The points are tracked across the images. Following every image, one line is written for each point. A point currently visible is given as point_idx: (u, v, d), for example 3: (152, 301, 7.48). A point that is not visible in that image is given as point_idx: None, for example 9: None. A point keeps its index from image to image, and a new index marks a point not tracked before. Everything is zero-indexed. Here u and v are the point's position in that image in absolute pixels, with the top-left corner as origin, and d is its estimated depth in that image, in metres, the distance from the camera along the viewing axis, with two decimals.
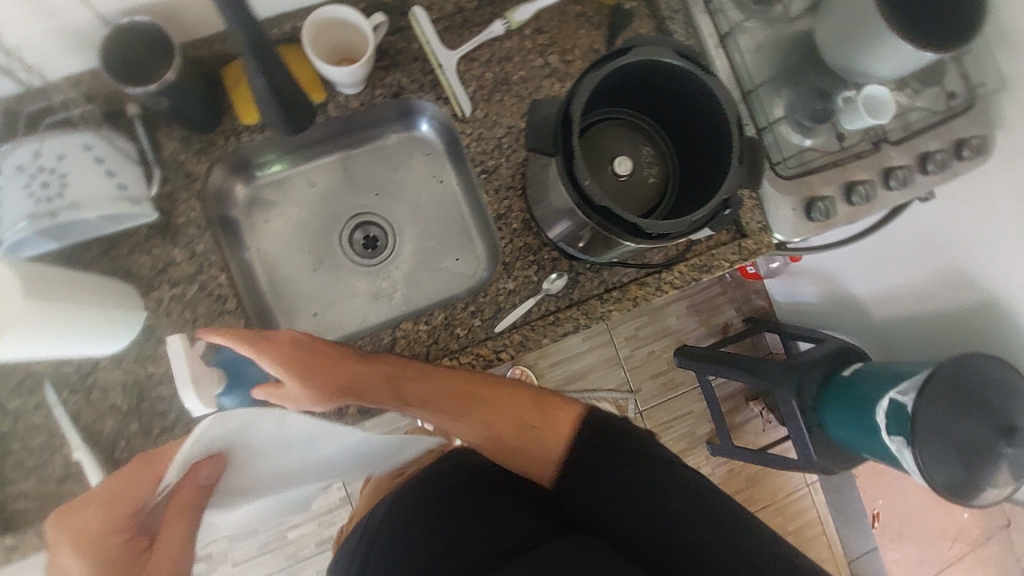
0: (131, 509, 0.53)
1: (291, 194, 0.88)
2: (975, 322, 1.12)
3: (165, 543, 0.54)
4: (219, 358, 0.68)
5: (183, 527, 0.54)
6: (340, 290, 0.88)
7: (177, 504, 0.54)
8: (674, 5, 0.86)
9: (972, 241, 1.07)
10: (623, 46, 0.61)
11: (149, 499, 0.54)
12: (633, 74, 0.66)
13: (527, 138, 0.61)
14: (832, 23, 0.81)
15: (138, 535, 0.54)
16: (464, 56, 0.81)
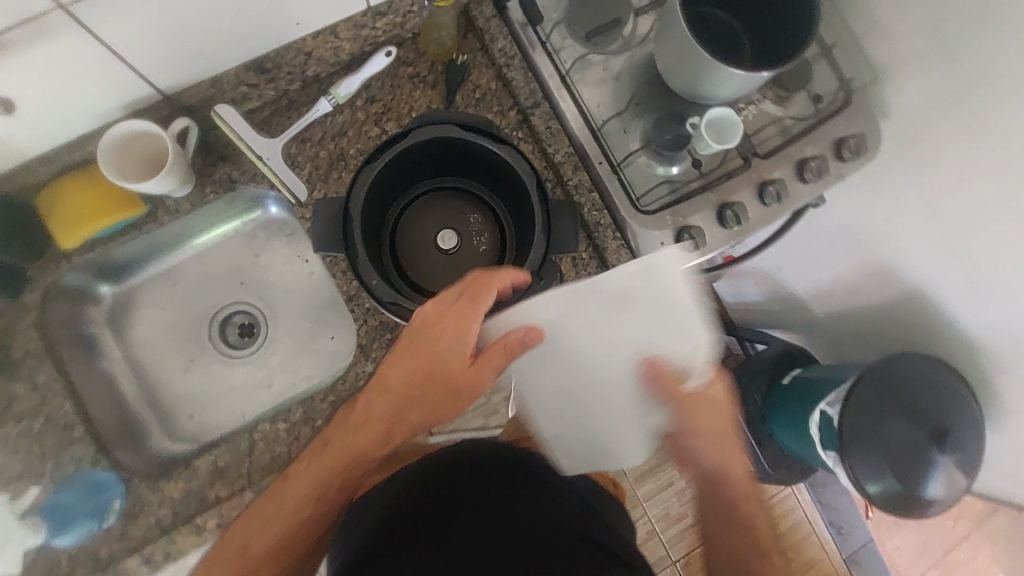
0: (411, 369, 0.60)
1: (156, 297, 0.87)
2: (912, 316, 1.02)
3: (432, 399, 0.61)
4: (41, 506, 0.71)
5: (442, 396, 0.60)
6: (216, 386, 0.87)
7: (436, 375, 0.60)
8: (509, 51, 0.82)
9: (888, 232, 0.98)
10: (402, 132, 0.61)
11: (414, 374, 0.61)
12: (430, 149, 0.65)
13: (317, 239, 0.61)
14: (666, 48, 0.76)
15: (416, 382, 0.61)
16: (295, 138, 0.78)
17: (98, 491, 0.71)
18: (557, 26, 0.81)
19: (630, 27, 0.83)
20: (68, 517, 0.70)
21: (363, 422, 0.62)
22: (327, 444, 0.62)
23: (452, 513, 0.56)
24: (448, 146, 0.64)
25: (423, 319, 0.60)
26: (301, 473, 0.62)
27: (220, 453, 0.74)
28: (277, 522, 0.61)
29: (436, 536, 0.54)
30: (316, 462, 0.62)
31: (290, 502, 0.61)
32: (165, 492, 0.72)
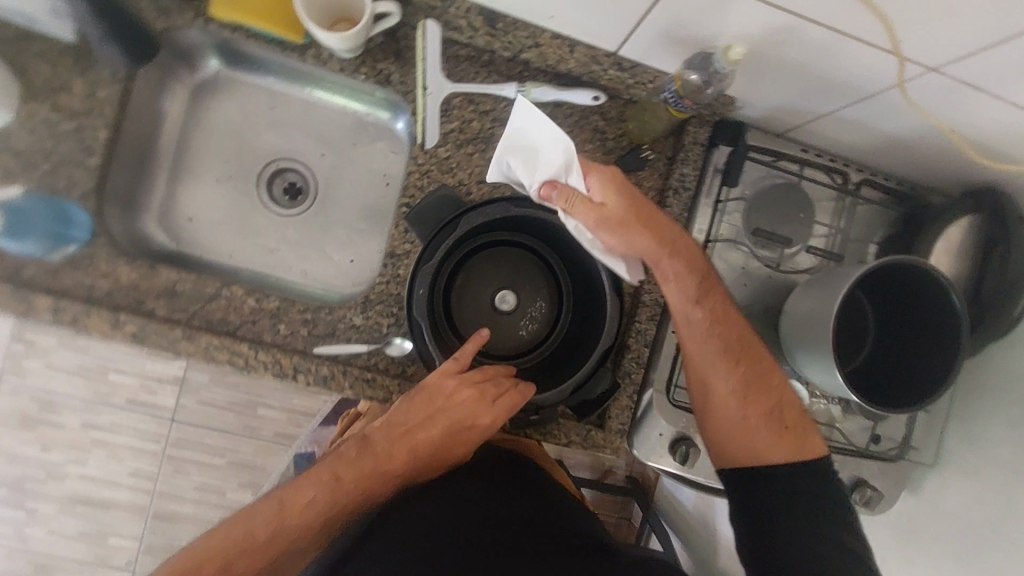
0: (394, 439, 0.62)
1: (249, 106, 0.85)
2: None
3: (406, 458, 0.63)
4: (9, 204, 0.69)
5: (419, 454, 0.63)
6: (229, 212, 0.85)
7: (418, 437, 0.62)
8: (686, 182, 0.79)
9: None
10: (554, 206, 0.61)
11: (401, 443, 0.62)
12: (562, 233, 0.64)
13: (410, 217, 0.62)
14: (803, 302, 0.74)
15: (398, 447, 0.63)
16: (465, 93, 0.76)
17: (64, 223, 0.70)
18: (738, 200, 0.80)
19: (794, 252, 0.81)
20: (26, 229, 0.68)
21: (377, 468, 0.62)
22: (337, 480, 0.61)
23: (461, 501, 0.61)
24: (575, 244, 0.64)
25: (438, 389, 0.61)
26: (299, 505, 0.60)
27: (183, 277, 0.72)
28: (263, 548, 0.58)
29: (434, 526, 0.58)
30: (322, 494, 0.60)
31: (281, 527, 0.59)
32: (116, 270, 0.71)
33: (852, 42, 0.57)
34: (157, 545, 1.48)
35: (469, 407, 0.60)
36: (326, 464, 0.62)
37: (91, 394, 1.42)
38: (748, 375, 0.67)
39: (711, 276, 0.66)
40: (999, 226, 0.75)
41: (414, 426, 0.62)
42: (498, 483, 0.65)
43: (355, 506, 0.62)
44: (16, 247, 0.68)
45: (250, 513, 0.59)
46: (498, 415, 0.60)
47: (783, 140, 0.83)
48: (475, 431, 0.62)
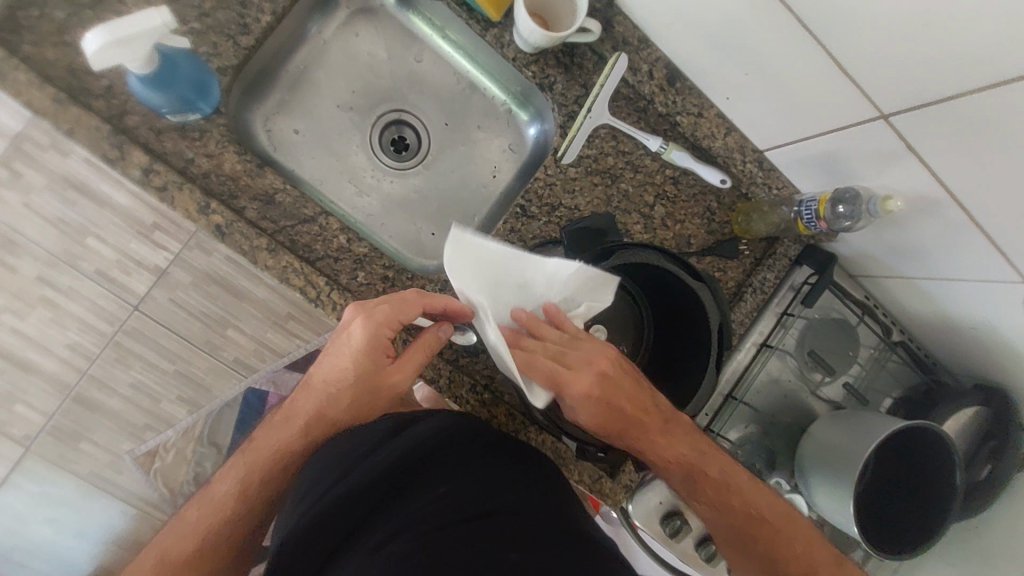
0: (311, 387, 0.72)
1: (397, 49, 0.83)
2: None
3: (325, 396, 0.70)
4: (171, 52, 0.61)
5: (335, 393, 0.70)
6: (336, 141, 0.82)
7: (329, 381, 0.70)
8: (764, 288, 0.85)
9: None
10: (699, 274, 0.62)
11: (318, 383, 0.70)
12: (680, 298, 0.65)
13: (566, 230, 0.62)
14: (832, 430, 0.80)
15: (316, 392, 0.71)
16: (613, 129, 0.78)
17: (198, 93, 0.64)
18: (802, 319, 0.86)
19: (829, 382, 0.87)
20: (178, 80, 0.61)
21: (287, 416, 0.72)
22: (255, 446, 0.72)
23: (428, 500, 0.63)
24: (693, 314, 0.64)
25: (332, 340, 0.69)
26: (227, 484, 0.71)
27: (287, 189, 0.69)
28: (212, 523, 0.69)
29: (380, 520, 0.62)
30: (256, 454, 0.71)
31: (222, 501, 0.70)
32: (223, 155, 0.67)
33: (977, 235, 0.64)
34: (64, 429, 1.35)
35: (353, 347, 0.66)
36: (241, 453, 0.73)
37: (60, 250, 1.30)
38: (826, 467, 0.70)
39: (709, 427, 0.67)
40: (1001, 426, 0.82)
41: (320, 372, 0.70)
42: (454, 503, 0.63)
43: (278, 446, 0.71)
44: (156, 96, 0.61)
45: (179, 522, 0.71)
46: (369, 318, 0.65)
47: (853, 281, 0.89)
48: (352, 349, 0.67)
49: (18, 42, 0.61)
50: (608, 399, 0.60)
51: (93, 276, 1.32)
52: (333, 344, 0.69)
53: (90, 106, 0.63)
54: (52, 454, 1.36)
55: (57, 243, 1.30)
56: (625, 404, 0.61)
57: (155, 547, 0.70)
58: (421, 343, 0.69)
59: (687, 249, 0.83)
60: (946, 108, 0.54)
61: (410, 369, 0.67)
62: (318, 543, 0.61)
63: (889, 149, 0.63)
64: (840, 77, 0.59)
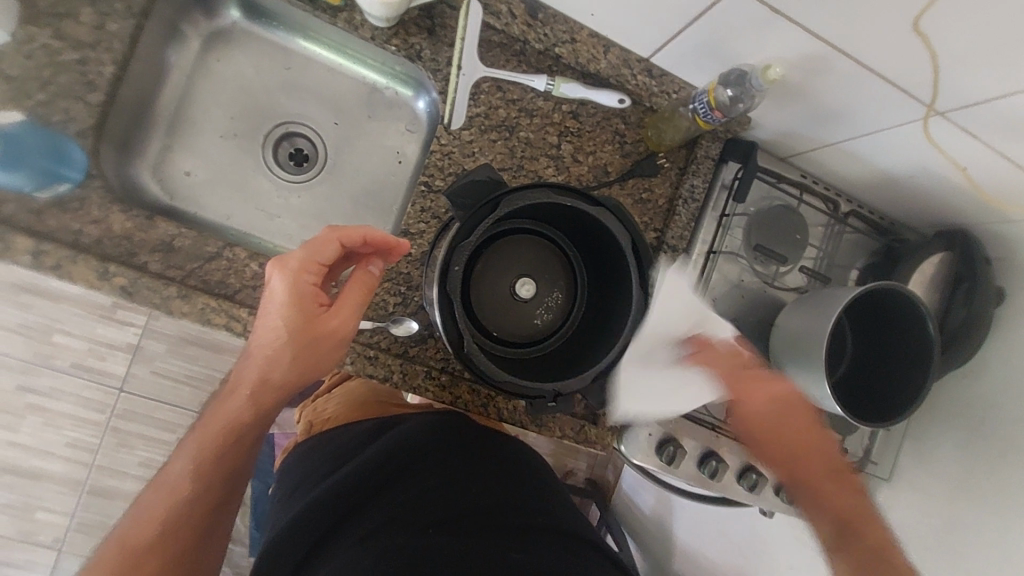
0: (250, 352, 0.64)
1: (264, 63, 0.81)
2: None
3: (268, 357, 0.63)
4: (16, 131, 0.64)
5: (276, 353, 0.63)
6: (231, 172, 0.81)
7: (268, 341, 0.63)
8: (695, 195, 0.83)
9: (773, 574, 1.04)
10: (597, 198, 0.60)
11: (258, 347, 0.63)
12: (592, 225, 0.64)
13: (455, 190, 0.60)
14: (798, 319, 0.78)
15: (255, 355, 0.64)
16: (495, 79, 0.76)
17: (57, 160, 0.64)
18: (741, 216, 0.84)
19: (786, 270, 0.85)
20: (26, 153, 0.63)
21: (235, 390, 0.65)
22: (207, 428, 0.65)
23: (410, 494, 0.69)
24: (606, 241, 0.64)
25: (264, 295, 0.63)
26: (183, 468, 0.63)
27: (183, 233, 0.68)
28: (174, 500, 0.62)
29: (368, 512, 0.68)
30: (213, 440, 0.64)
31: (180, 495, 0.62)
32: (109, 216, 0.66)
33: (872, 78, 0.61)
34: (89, 522, 1.38)
35: (285, 291, 0.62)
36: (197, 429, 0.66)
37: (31, 355, 1.31)
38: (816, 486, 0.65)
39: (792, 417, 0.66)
40: (966, 265, 0.80)
41: (258, 335, 0.63)
42: (441, 495, 0.69)
43: (234, 418, 0.64)
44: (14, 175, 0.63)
45: (130, 518, 0.62)
46: (287, 263, 0.62)
47: (785, 164, 0.87)
48: (286, 298, 0.62)
49: None
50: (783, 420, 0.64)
51: (71, 370, 1.33)
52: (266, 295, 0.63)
53: None
54: (86, 549, 1.38)
55: (26, 349, 1.31)
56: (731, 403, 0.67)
57: (116, 530, 0.61)
58: (353, 278, 0.65)
59: (608, 179, 0.81)
60: None
61: (349, 305, 0.64)
62: (296, 543, 0.67)
63: (757, 17, 0.60)
64: None
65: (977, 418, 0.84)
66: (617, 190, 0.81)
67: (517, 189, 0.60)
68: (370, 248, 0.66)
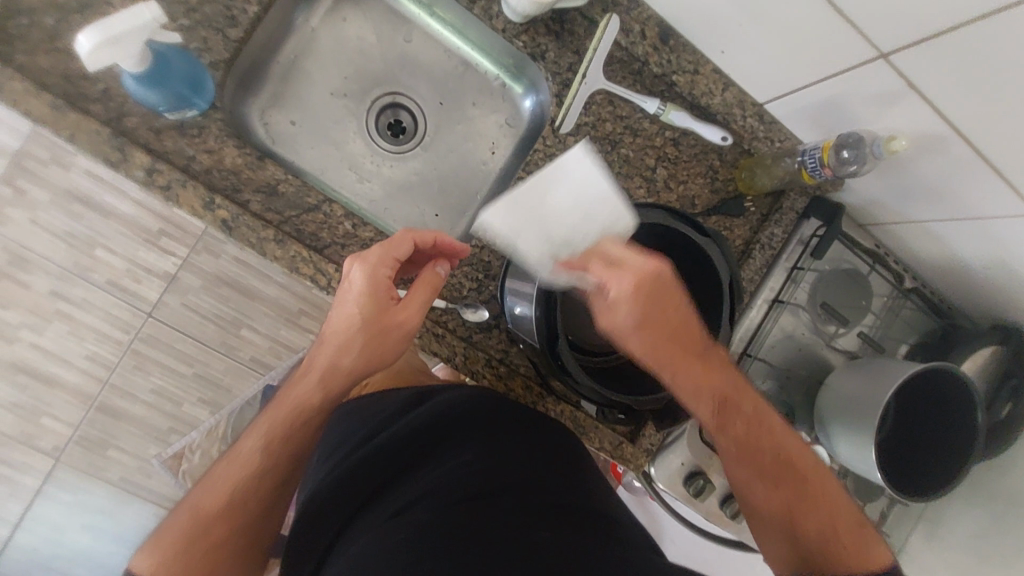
0: (325, 337, 0.65)
1: (386, 32, 0.83)
2: None
3: (342, 346, 0.64)
4: (164, 49, 0.61)
5: (351, 343, 0.63)
6: (333, 129, 0.82)
7: (343, 332, 0.63)
8: (773, 243, 0.84)
9: None
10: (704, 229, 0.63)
11: (330, 335, 0.64)
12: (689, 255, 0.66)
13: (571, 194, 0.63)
14: (850, 382, 0.80)
15: (328, 341, 0.64)
16: (609, 93, 0.77)
17: (193, 88, 0.64)
18: (813, 272, 0.85)
19: (843, 332, 0.87)
20: (169, 77, 0.61)
21: (303, 370, 0.67)
22: (277, 404, 0.67)
23: (456, 470, 0.64)
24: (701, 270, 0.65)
25: (343, 287, 0.64)
26: (251, 444, 0.66)
27: (289, 179, 0.69)
28: (243, 479, 0.64)
29: (406, 484, 0.65)
30: (279, 415, 0.66)
31: (248, 469, 0.64)
32: (223, 149, 0.67)
33: (986, 170, 0.63)
34: (91, 438, 1.38)
35: (360, 286, 0.62)
36: (266, 410, 0.68)
37: (70, 263, 1.32)
38: (782, 487, 0.64)
39: (720, 372, 0.62)
40: (1019, 364, 0.82)
41: (330, 325, 0.64)
42: (484, 474, 0.64)
43: (303, 399, 0.66)
44: (147, 94, 0.61)
45: (204, 488, 0.65)
46: (367, 258, 0.62)
47: (862, 231, 0.89)
48: (363, 295, 0.62)
49: (12, 52, 0.61)
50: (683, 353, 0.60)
51: (104, 286, 1.33)
52: (343, 287, 0.64)
53: (88, 110, 0.63)
54: (82, 463, 1.39)
55: (66, 256, 1.31)
56: (677, 382, 0.62)
57: (188, 502, 0.64)
58: (425, 278, 0.65)
59: (693, 209, 0.83)
60: (951, 39, 0.53)
61: (421, 304, 0.64)
62: (335, 511, 0.65)
63: (891, 89, 0.62)
64: (836, 19, 0.58)
65: (996, 514, 0.86)
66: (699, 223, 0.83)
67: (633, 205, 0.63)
68: (438, 251, 0.68)
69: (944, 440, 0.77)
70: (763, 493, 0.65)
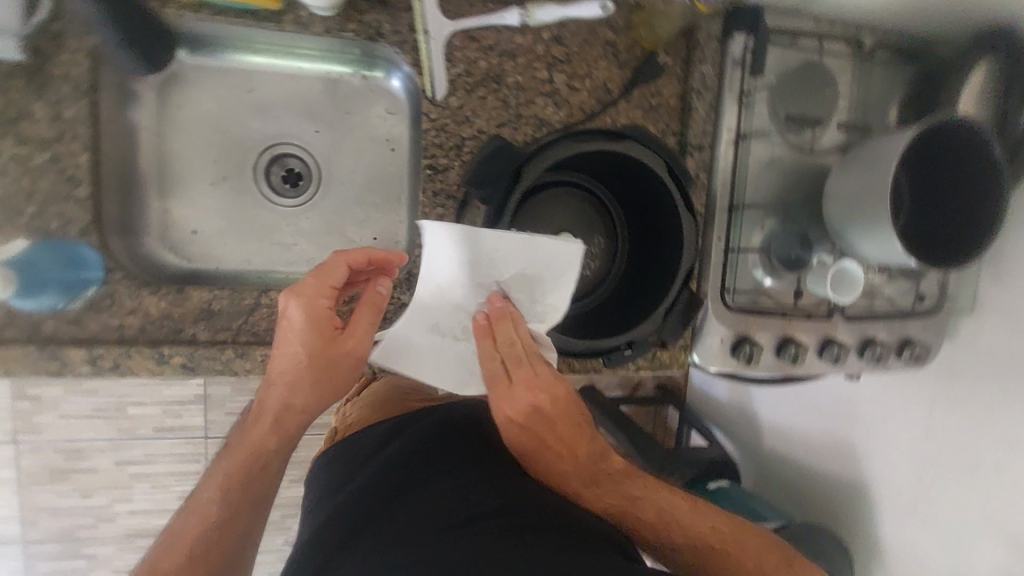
0: (273, 377, 0.63)
1: (224, 92, 0.75)
2: (852, 500, 1.10)
3: (291, 384, 0.62)
4: (22, 254, 0.61)
5: (298, 380, 0.62)
6: (236, 216, 0.78)
7: (290, 371, 0.61)
8: (707, 82, 0.77)
9: (861, 425, 1.07)
10: (621, 135, 0.61)
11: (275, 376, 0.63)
12: (620, 158, 0.65)
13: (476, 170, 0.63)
14: (851, 179, 0.73)
15: (275, 383, 0.63)
16: (464, 30, 0.69)
17: (75, 268, 0.63)
18: (763, 89, 0.77)
19: (821, 132, 0.80)
20: (43, 278, 0.61)
21: (264, 415, 0.65)
22: (240, 446, 0.66)
23: (432, 494, 0.65)
24: (640, 172, 0.65)
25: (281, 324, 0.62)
26: (208, 492, 0.65)
27: (218, 295, 0.67)
28: (201, 527, 0.63)
29: (370, 525, 0.62)
30: (242, 459, 0.65)
31: (207, 519, 0.63)
32: (143, 303, 0.65)
33: None
34: None
35: (300, 319, 0.60)
36: (226, 454, 0.67)
37: (115, 433, 1.35)
38: (704, 551, 0.68)
39: (620, 474, 0.70)
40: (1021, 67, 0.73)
41: (275, 366, 0.63)
42: (458, 497, 0.64)
43: (262, 443, 0.65)
44: (38, 301, 0.61)
45: (167, 534, 0.64)
46: (299, 290, 0.60)
47: (798, 16, 0.78)
48: (302, 332, 0.60)
49: None
50: (591, 473, 0.68)
51: (152, 438, 1.36)
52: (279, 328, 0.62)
53: (4, 341, 0.61)
54: None
55: (106, 429, 1.35)
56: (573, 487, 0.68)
57: (153, 549, 0.64)
58: (367, 299, 0.63)
59: (610, 96, 0.75)
60: None
61: (367, 329, 0.63)
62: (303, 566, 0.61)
63: None
64: None
65: None
66: (624, 107, 0.76)
67: (541, 146, 0.60)
68: (375, 267, 0.65)
69: (967, 190, 0.70)
70: (675, 553, 0.69)
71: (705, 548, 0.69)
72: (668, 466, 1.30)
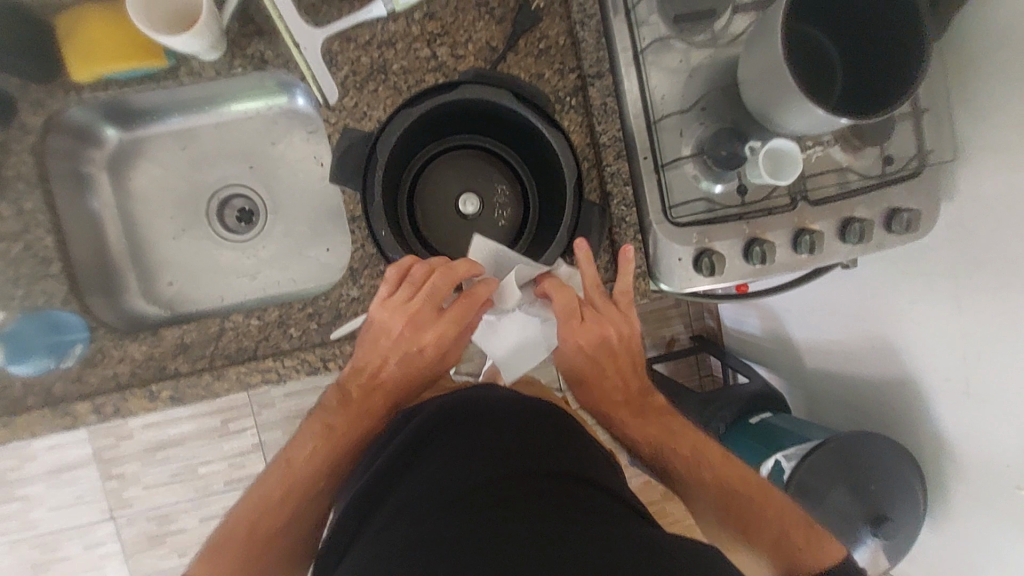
0: (380, 380, 0.70)
1: (166, 157, 0.85)
2: (909, 402, 0.99)
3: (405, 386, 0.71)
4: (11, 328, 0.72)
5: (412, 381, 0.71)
6: (203, 261, 0.86)
7: (410, 376, 0.71)
8: (588, 10, 0.77)
9: (886, 313, 0.98)
10: (452, 82, 0.70)
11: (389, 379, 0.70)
12: (467, 104, 0.74)
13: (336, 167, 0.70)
14: (754, 57, 0.68)
15: (380, 388, 0.70)
16: (340, 35, 0.74)
17: (56, 331, 0.72)
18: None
19: (724, 21, 0.76)
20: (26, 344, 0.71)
21: (357, 405, 0.71)
22: (329, 427, 0.71)
23: (443, 458, 0.59)
24: (500, 111, 0.74)
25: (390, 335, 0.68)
26: (303, 452, 0.70)
27: (188, 330, 0.73)
28: (290, 492, 0.68)
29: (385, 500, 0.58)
30: (325, 442, 0.70)
31: (294, 484, 0.69)
32: (127, 351, 0.72)
33: None
34: None
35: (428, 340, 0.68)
36: (308, 426, 0.72)
37: (192, 492, 1.43)
38: (753, 520, 0.68)
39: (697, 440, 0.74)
40: None
41: (375, 370, 0.69)
42: (468, 457, 0.58)
43: (360, 426, 0.71)
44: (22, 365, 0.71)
45: (257, 492, 0.69)
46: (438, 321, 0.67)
47: None
48: (426, 349, 0.68)
49: None
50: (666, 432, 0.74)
51: (224, 493, 1.43)
52: (386, 342, 0.68)
53: (23, 409, 0.71)
54: None
55: (184, 491, 1.44)
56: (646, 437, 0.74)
57: (240, 505, 0.69)
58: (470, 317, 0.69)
59: (496, 53, 0.77)
60: None
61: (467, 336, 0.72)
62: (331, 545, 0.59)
63: None
64: None
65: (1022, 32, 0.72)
66: (512, 60, 0.78)
67: (383, 123, 0.69)
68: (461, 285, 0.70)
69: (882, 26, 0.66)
70: (736, 523, 0.68)
71: (764, 521, 0.68)
72: (707, 412, 1.25)
